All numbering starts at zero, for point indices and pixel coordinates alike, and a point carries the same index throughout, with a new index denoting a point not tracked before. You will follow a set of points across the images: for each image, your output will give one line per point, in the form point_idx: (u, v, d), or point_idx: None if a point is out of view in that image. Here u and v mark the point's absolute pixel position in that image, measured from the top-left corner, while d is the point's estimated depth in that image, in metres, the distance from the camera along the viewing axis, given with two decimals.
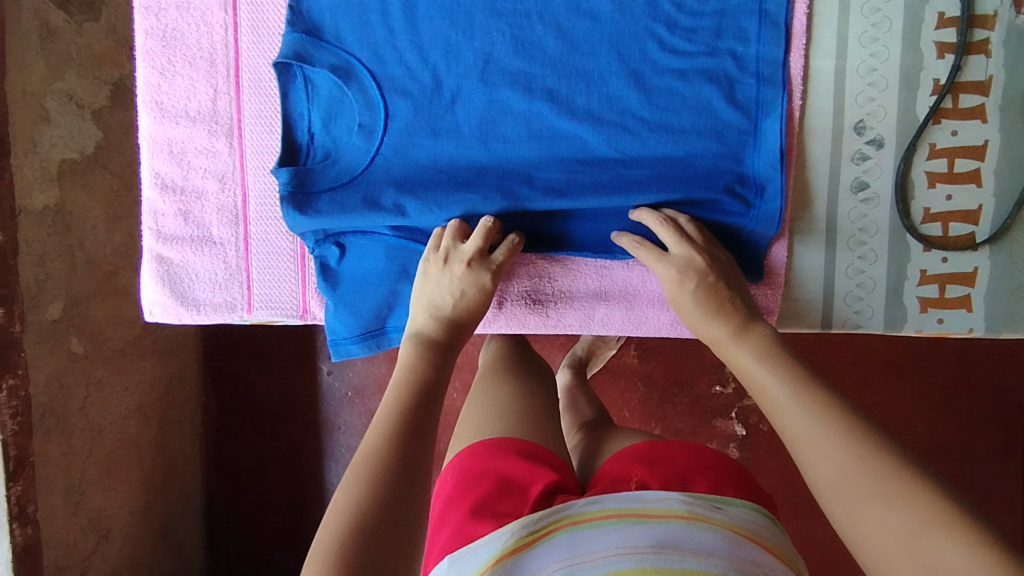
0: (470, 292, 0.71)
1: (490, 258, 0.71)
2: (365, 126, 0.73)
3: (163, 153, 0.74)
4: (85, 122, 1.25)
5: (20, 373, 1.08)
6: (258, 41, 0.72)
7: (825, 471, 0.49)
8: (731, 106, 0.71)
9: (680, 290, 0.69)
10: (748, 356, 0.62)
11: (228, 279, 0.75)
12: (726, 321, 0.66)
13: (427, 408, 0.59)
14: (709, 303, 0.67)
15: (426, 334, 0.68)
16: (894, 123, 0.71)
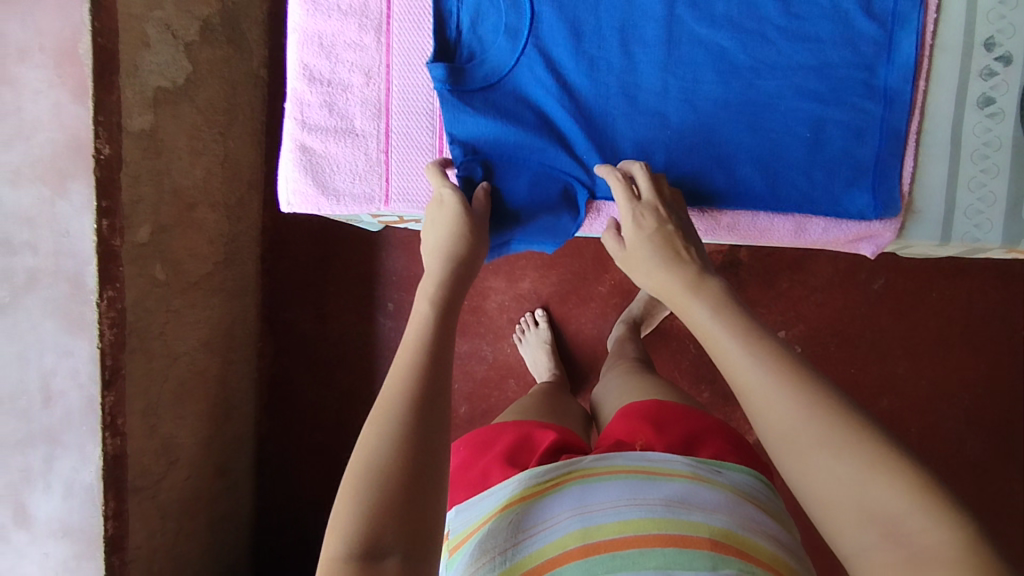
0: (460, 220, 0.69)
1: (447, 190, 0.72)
2: (511, 27, 0.76)
3: (312, 46, 0.77)
4: (178, 55, 1.27)
5: (120, 286, 0.98)
6: None
7: (773, 418, 0.47)
8: (867, 17, 0.73)
9: (636, 244, 0.67)
10: (702, 309, 0.57)
11: (367, 170, 0.78)
12: (676, 274, 0.62)
13: (444, 350, 0.57)
14: (670, 256, 0.64)
15: (432, 274, 0.65)
16: (1022, 41, 0.74)
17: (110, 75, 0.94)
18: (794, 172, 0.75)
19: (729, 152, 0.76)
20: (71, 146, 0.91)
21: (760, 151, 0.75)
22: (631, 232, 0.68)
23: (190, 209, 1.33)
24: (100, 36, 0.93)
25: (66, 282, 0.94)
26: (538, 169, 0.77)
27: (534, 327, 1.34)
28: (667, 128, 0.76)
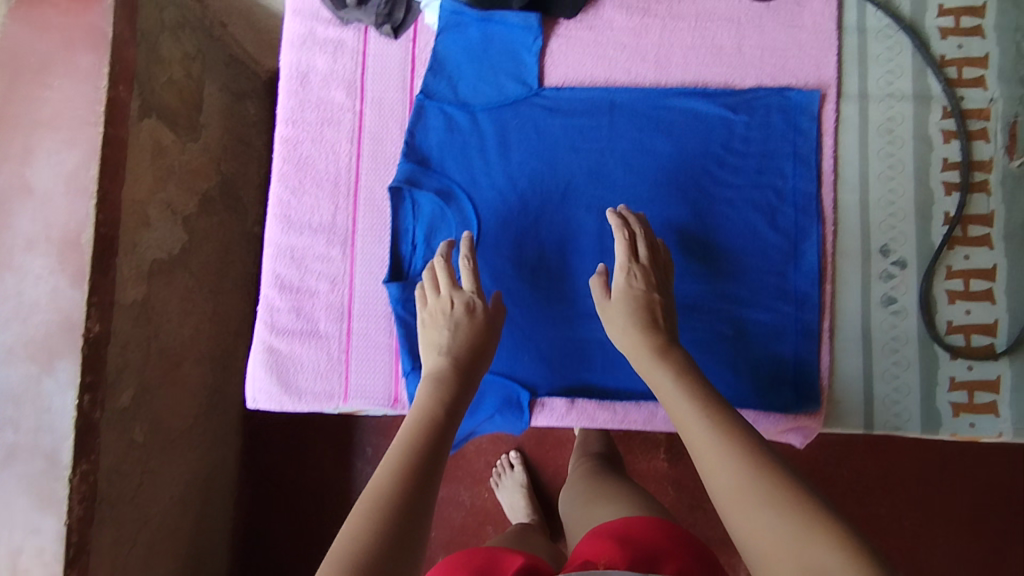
0: (467, 325, 0.73)
1: (466, 288, 0.75)
2: (460, 240, 0.85)
3: (284, 258, 0.86)
4: (176, 229, 1.40)
5: (95, 455, 0.87)
6: (377, 168, 0.87)
7: (724, 481, 0.54)
8: (773, 229, 0.83)
9: (615, 299, 0.73)
10: (664, 379, 0.65)
11: (329, 369, 0.84)
12: (645, 339, 0.69)
13: (437, 448, 0.62)
14: (643, 319, 0.71)
15: (437, 373, 0.70)
16: (913, 247, 0.83)
17: (110, 258, 0.87)
18: (722, 367, 0.82)
19: None
20: (64, 328, 0.83)
21: (690, 347, 0.82)
22: (618, 284, 0.74)
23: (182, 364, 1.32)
24: None
25: (41, 460, 0.82)
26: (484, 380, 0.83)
27: (509, 470, 1.31)
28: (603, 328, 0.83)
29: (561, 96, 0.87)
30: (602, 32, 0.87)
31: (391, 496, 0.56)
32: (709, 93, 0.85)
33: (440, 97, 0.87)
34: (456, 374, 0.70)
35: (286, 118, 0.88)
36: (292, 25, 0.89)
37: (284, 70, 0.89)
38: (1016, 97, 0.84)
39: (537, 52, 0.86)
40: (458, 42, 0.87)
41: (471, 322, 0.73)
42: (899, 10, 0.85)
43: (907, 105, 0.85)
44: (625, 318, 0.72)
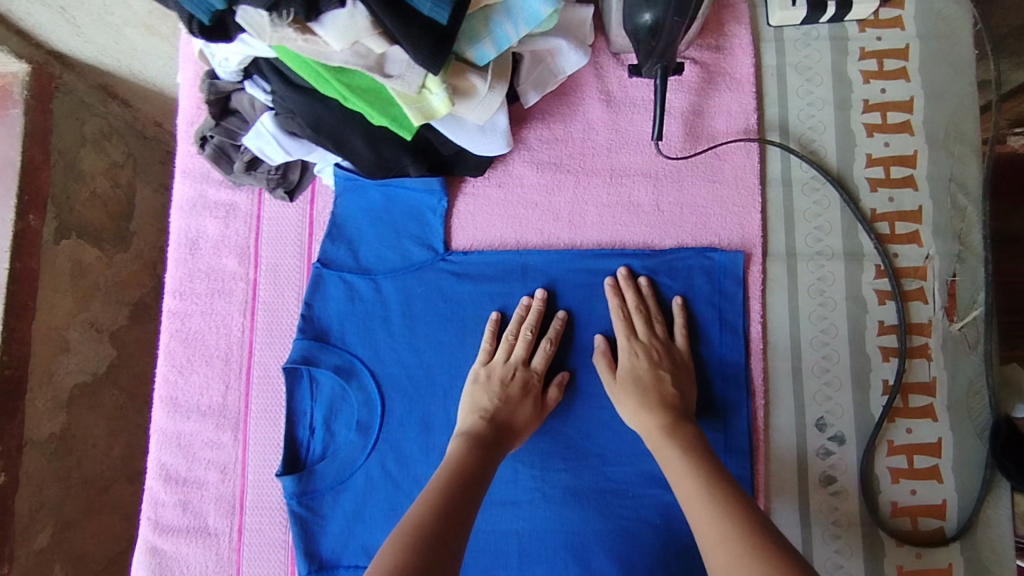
0: (519, 400, 0.74)
1: (534, 365, 0.76)
2: (362, 422, 0.79)
3: (171, 445, 0.80)
4: None
5: None
6: (272, 342, 0.81)
7: (723, 556, 0.55)
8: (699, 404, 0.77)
9: (624, 381, 0.74)
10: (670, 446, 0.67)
11: (218, 572, 0.77)
12: (654, 418, 0.70)
13: (467, 494, 0.64)
14: (659, 400, 0.72)
15: (475, 433, 0.71)
16: (851, 420, 0.77)
17: (13, 403, 1.02)
18: (646, 558, 0.76)
19: (583, 536, 0.77)
20: None
21: (614, 538, 0.76)
22: (630, 366, 0.74)
23: (102, 489, 1.15)
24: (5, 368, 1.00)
25: None
26: None
27: None
28: (520, 515, 0.78)
29: (469, 259, 0.81)
30: (511, 190, 0.81)
31: (422, 526, 0.58)
32: (627, 255, 0.79)
33: (340, 264, 0.81)
34: (490, 437, 0.71)
35: (173, 289, 0.82)
36: (180, 187, 0.83)
37: (173, 236, 0.83)
38: (953, 254, 0.78)
39: (442, 215, 0.80)
40: (359, 205, 0.81)
41: (530, 407, 0.75)
42: (825, 159, 0.81)
43: (839, 263, 0.79)
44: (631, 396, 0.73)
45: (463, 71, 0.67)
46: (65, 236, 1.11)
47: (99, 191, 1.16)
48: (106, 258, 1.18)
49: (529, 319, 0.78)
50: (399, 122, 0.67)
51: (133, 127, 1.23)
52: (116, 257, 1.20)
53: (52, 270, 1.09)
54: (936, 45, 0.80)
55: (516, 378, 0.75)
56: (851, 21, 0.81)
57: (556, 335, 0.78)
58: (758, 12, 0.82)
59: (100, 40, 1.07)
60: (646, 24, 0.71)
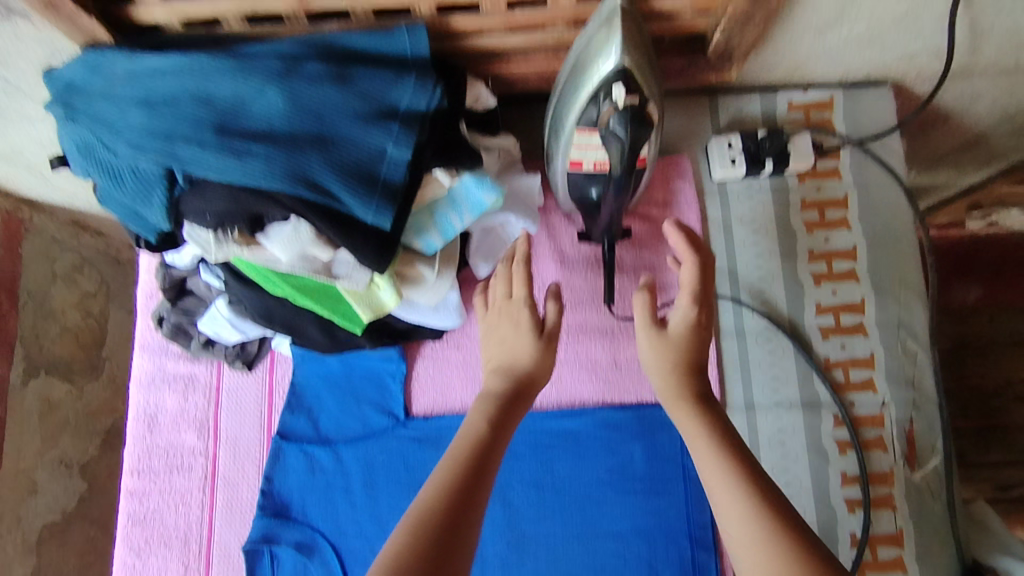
0: (524, 339, 0.63)
1: (519, 295, 0.67)
2: None
3: None
4: None
5: None
6: (231, 519, 0.79)
7: None
8: (668, 566, 0.76)
9: (666, 343, 0.63)
10: (686, 414, 0.58)
11: None
12: (676, 382, 0.61)
13: (481, 472, 0.52)
14: (684, 359, 0.62)
15: (491, 392, 0.60)
16: None
17: None
18: None
19: None
20: None
21: None
22: (678, 324, 0.63)
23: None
24: None
25: None
26: None
27: None
28: None
29: (429, 424, 0.80)
30: (467, 355, 0.82)
31: (439, 512, 0.48)
32: (586, 414, 0.80)
33: (299, 434, 0.80)
34: (509, 394, 0.60)
35: (131, 466, 0.81)
36: (139, 361, 0.83)
37: (131, 410, 0.82)
38: (909, 399, 0.79)
39: (401, 380, 0.81)
40: (319, 374, 0.81)
41: (531, 339, 0.64)
42: (776, 308, 0.82)
43: (797, 413, 0.80)
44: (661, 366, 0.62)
45: (411, 260, 0.70)
46: (35, 375, 1.10)
47: (72, 325, 1.15)
48: (77, 391, 1.16)
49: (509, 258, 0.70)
50: (348, 316, 0.70)
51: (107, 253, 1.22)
52: (87, 386, 1.18)
53: (20, 411, 1.07)
54: (871, 195, 0.83)
55: (510, 313, 0.66)
56: (791, 174, 0.84)
57: (524, 253, 0.69)
58: (700, 168, 0.86)
59: (70, 188, 1.03)
60: (594, 197, 0.74)
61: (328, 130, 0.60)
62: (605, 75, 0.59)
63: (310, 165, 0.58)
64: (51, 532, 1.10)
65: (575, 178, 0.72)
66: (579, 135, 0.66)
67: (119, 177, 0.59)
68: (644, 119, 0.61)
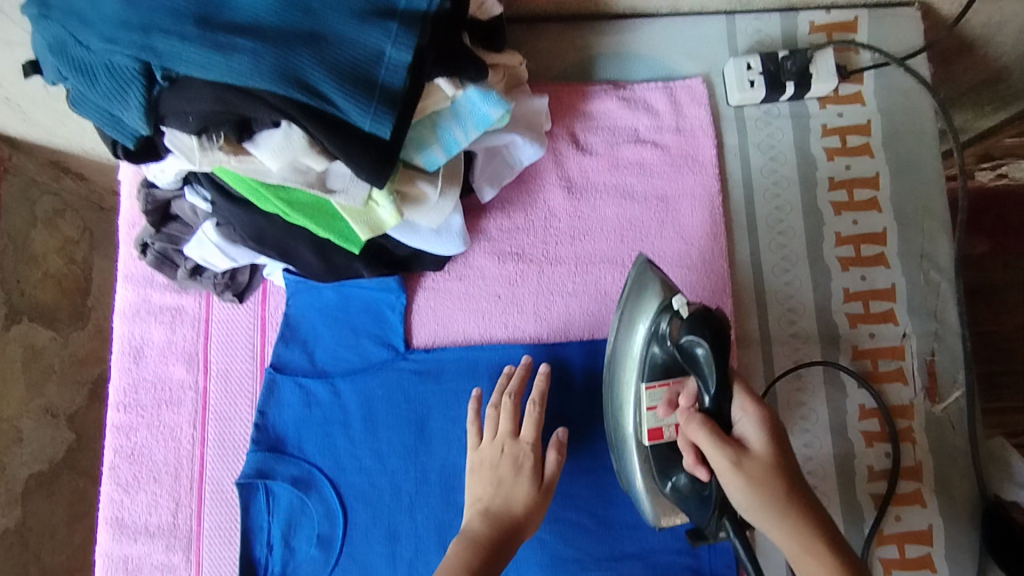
0: (513, 480, 0.66)
1: (523, 437, 0.68)
2: (323, 536, 0.73)
3: (117, 572, 0.73)
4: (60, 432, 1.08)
5: None
6: (224, 454, 0.75)
7: None
8: None
9: (762, 468, 0.51)
10: (784, 518, 0.50)
11: None
12: (795, 524, 0.50)
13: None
14: (778, 469, 0.51)
15: (472, 534, 0.63)
16: (837, 508, 0.74)
17: None
18: None
19: None
20: None
21: None
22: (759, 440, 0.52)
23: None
24: None
25: None
26: None
27: None
28: None
29: (430, 357, 0.77)
30: (472, 285, 0.79)
31: None
32: (594, 346, 0.76)
33: (294, 367, 0.77)
34: (494, 540, 0.63)
35: (117, 401, 0.77)
36: (123, 292, 0.79)
37: (116, 344, 0.78)
38: (930, 332, 0.77)
39: (401, 312, 0.77)
40: (313, 305, 0.77)
41: (528, 486, 0.66)
42: (795, 239, 0.79)
43: (814, 347, 0.77)
44: (780, 521, 0.50)
45: (413, 179, 0.65)
46: (17, 321, 1.03)
47: (53, 271, 1.08)
48: (62, 338, 1.09)
49: (511, 384, 0.71)
50: (345, 236, 0.65)
51: (88, 200, 1.14)
52: (73, 335, 1.11)
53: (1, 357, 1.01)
54: (898, 120, 0.79)
55: (507, 453, 0.68)
56: (812, 97, 0.79)
57: (540, 394, 0.70)
58: (717, 92, 0.81)
59: (48, 123, 0.97)
60: (669, 491, 0.62)
61: (318, 26, 0.54)
62: (648, 318, 0.62)
63: (300, 64, 0.53)
64: (38, 483, 1.05)
65: (660, 452, 0.63)
66: (647, 389, 0.62)
67: (90, 73, 0.54)
68: (724, 334, 0.55)
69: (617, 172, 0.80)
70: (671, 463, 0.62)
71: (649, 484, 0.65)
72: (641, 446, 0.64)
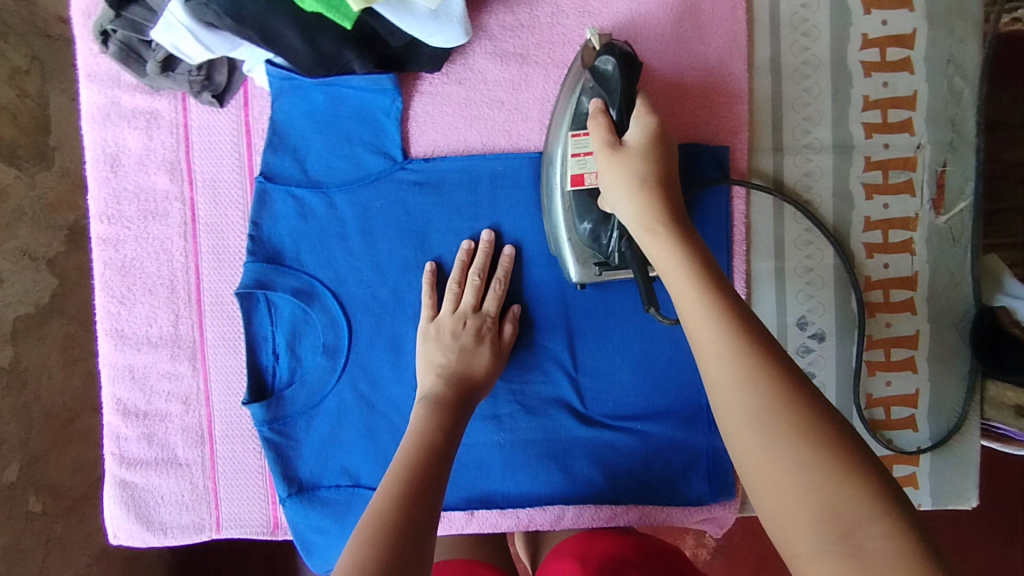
0: (475, 348, 0.68)
1: (487, 309, 0.71)
2: (329, 346, 0.73)
3: (124, 380, 0.74)
4: (41, 279, 0.93)
5: None
6: (220, 267, 0.73)
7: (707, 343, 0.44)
8: None
9: (632, 155, 0.54)
10: (614, 166, 0.54)
11: (195, 501, 0.74)
12: (647, 198, 0.52)
13: (439, 463, 0.57)
14: (649, 167, 0.53)
15: (436, 396, 0.65)
16: (833, 317, 0.75)
17: None
18: (629, 463, 0.75)
19: (565, 445, 0.74)
20: None
21: (594, 446, 0.74)
22: (637, 135, 0.54)
23: (70, 421, 0.94)
24: None
25: None
26: None
27: None
28: (500, 429, 0.75)
29: (429, 166, 0.73)
30: (472, 89, 0.73)
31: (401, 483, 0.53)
32: None
33: (285, 177, 0.72)
34: (454, 399, 0.65)
35: (99, 212, 0.73)
36: (89, 94, 0.72)
37: (90, 152, 0.73)
38: (945, 141, 0.74)
39: (397, 117, 0.72)
40: (302, 110, 0.71)
41: (487, 354, 0.69)
42: (819, 41, 0.74)
43: (827, 157, 0.74)
44: (680, 258, 0.48)
45: None
46: None
47: (5, 102, 0.90)
48: (28, 179, 0.93)
49: (474, 263, 0.72)
50: (336, 7, 0.57)
51: (31, 24, 0.93)
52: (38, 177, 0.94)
53: None
54: None
55: (468, 322, 0.69)
56: None
57: (505, 274, 0.72)
58: None
59: None
60: (585, 232, 0.64)
61: None
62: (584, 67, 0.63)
63: None
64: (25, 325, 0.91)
65: (583, 198, 0.63)
66: (573, 138, 0.62)
67: None
68: (632, 68, 0.60)
69: None
70: (592, 210, 0.63)
71: (570, 227, 0.65)
72: (564, 194, 0.65)
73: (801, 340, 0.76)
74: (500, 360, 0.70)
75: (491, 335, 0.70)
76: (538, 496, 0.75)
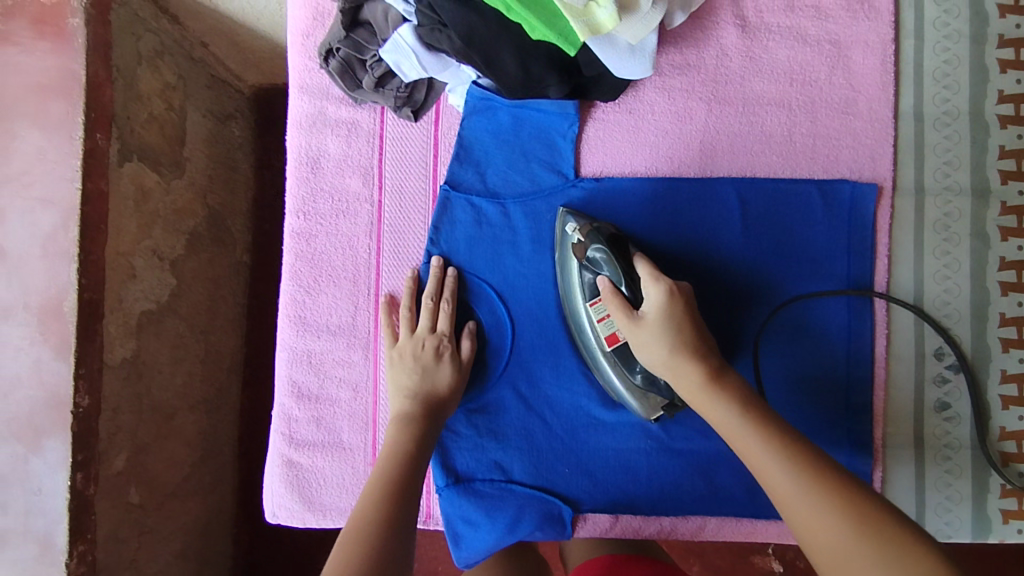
0: (436, 367, 0.73)
1: (442, 329, 0.75)
2: (493, 347, 0.79)
3: (302, 364, 0.79)
4: (165, 278, 0.95)
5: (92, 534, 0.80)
6: (399, 264, 0.80)
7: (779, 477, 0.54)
8: (836, 336, 0.78)
9: (651, 329, 0.65)
10: (645, 333, 0.65)
11: (355, 484, 0.78)
12: (680, 355, 0.63)
13: (409, 484, 0.66)
14: (675, 334, 0.64)
15: (405, 416, 0.71)
16: (968, 350, 0.79)
17: (96, 323, 0.79)
18: None
19: (707, 456, 0.78)
20: (50, 405, 0.76)
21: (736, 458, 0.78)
22: (652, 310, 0.65)
23: (169, 417, 0.96)
24: (91, 290, 0.78)
25: (35, 545, 0.76)
26: (530, 493, 0.77)
27: None
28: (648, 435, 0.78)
29: (598, 185, 0.79)
30: (642, 119, 0.80)
31: (369, 518, 0.62)
32: (760, 183, 0.79)
33: (467, 186, 0.79)
34: (422, 416, 0.71)
35: (296, 208, 0.80)
36: (299, 104, 0.80)
37: (292, 155, 0.81)
38: None
39: (572, 140, 0.79)
40: (487, 127, 0.79)
41: (449, 370, 0.74)
42: (957, 95, 0.81)
43: (966, 199, 0.80)
44: (723, 403, 0.60)
45: None
46: (128, 158, 0.87)
47: (157, 113, 0.93)
48: (164, 184, 0.95)
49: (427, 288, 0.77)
50: (565, 36, 0.66)
51: (183, 46, 1.00)
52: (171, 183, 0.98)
53: (116, 193, 0.85)
54: None
55: (427, 347, 0.74)
56: None
57: (451, 293, 0.76)
58: None
59: None
60: (640, 380, 0.70)
61: None
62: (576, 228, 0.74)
63: None
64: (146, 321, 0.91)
65: (622, 353, 0.70)
66: (592, 307, 0.71)
67: None
68: (619, 241, 0.70)
69: (792, 14, 0.81)
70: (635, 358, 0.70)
71: (622, 377, 0.72)
72: (607, 353, 0.72)
73: (938, 370, 0.79)
74: (460, 376, 0.74)
75: (454, 357, 0.75)
76: (681, 503, 0.78)
